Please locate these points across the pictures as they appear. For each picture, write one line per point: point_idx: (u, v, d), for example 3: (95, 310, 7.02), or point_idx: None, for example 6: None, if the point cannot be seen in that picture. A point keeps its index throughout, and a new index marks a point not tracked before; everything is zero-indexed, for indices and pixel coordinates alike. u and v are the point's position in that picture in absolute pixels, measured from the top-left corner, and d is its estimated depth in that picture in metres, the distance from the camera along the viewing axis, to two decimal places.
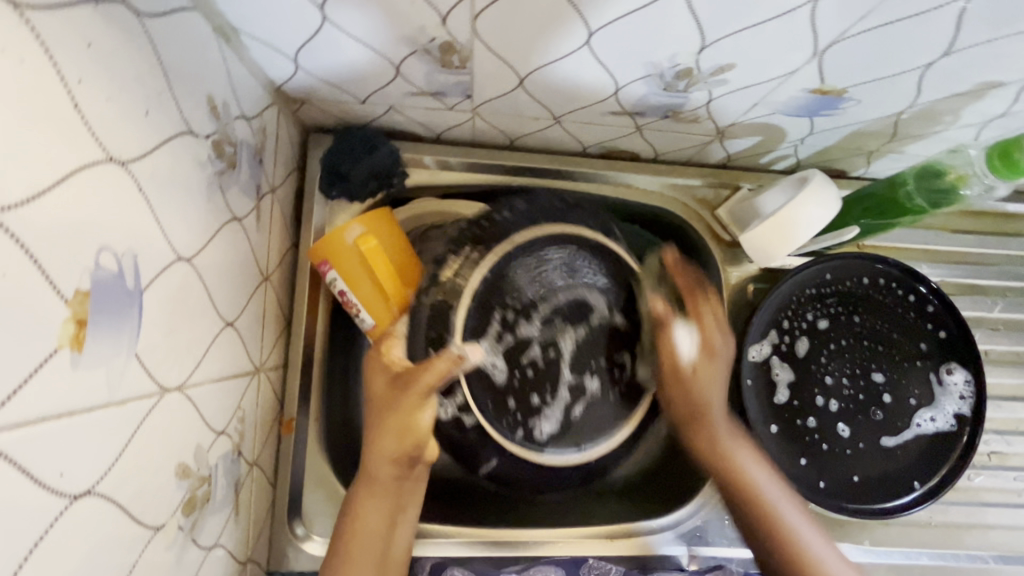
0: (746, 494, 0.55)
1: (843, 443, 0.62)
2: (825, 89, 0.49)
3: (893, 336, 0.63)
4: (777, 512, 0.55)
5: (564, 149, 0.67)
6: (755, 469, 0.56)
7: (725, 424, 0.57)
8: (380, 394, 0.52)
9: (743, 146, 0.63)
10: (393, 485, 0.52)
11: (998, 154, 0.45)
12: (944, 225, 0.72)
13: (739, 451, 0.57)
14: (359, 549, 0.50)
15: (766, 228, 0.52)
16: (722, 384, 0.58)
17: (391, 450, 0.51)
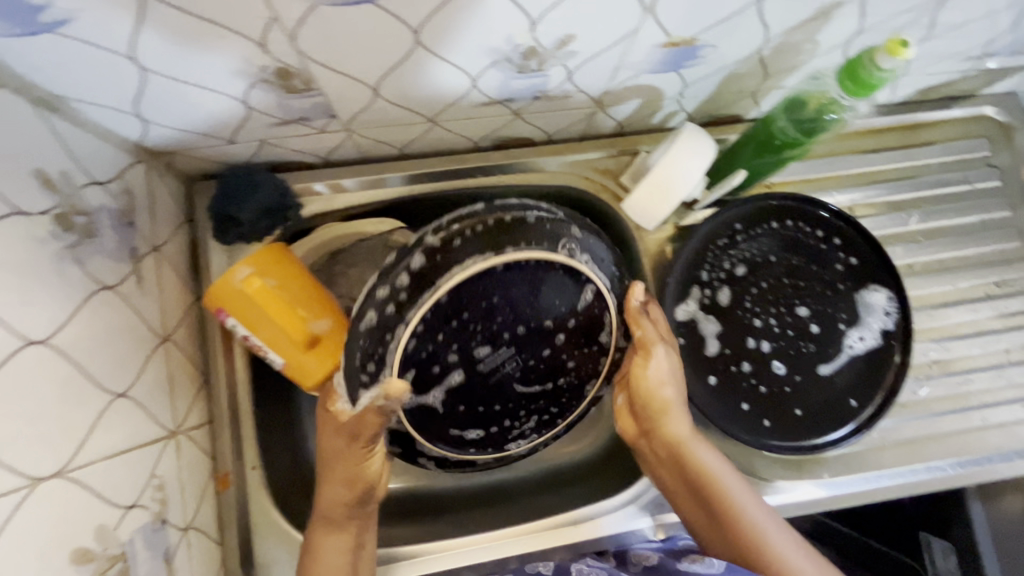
0: (704, 489, 0.56)
1: (782, 380, 0.62)
2: (675, 41, 0.48)
3: (810, 269, 0.63)
4: (722, 494, 0.56)
5: (456, 148, 0.66)
6: (719, 468, 0.57)
7: (688, 428, 0.57)
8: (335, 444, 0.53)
9: (628, 110, 0.62)
10: (348, 513, 0.55)
11: (848, 72, 0.44)
12: (846, 150, 0.72)
13: (700, 452, 0.57)
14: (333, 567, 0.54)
15: (647, 189, 0.50)
16: (681, 413, 0.57)
17: (338, 499, 0.54)
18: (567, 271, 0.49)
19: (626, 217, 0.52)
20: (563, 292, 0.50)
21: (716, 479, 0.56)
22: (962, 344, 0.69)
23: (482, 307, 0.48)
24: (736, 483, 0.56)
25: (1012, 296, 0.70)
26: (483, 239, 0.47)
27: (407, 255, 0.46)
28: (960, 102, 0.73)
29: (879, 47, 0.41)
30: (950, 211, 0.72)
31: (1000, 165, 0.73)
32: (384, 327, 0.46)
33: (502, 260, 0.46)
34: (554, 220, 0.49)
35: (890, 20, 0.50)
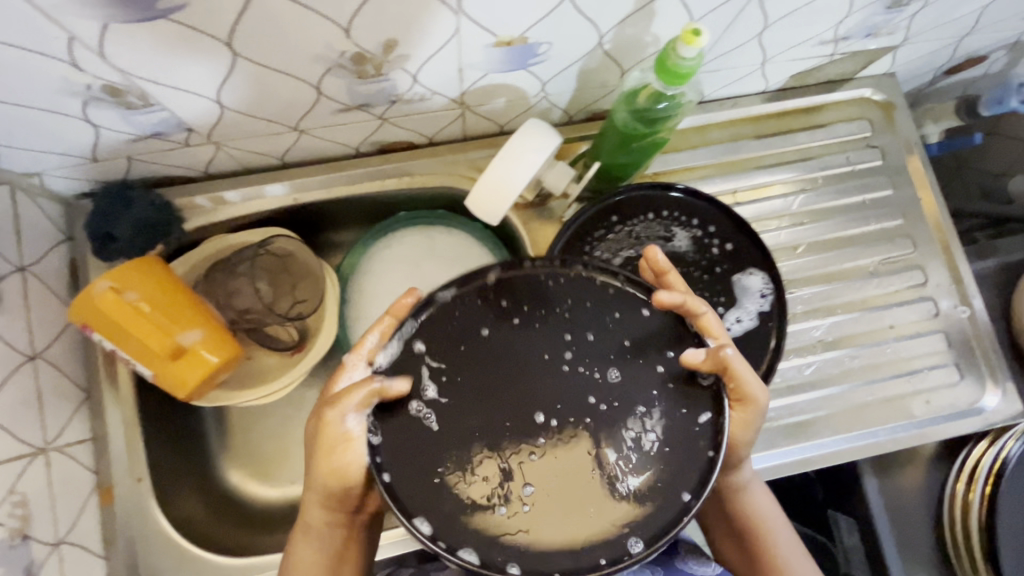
0: (754, 536, 0.57)
1: None
2: (506, 39, 0.49)
3: (686, 257, 0.65)
4: (769, 544, 0.56)
5: (337, 154, 0.67)
6: (762, 510, 0.57)
7: (748, 474, 0.56)
8: (335, 469, 0.48)
9: (499, 109, 0.64)
10: (323, 529, 0.52)
11: (660, 65, 0.46)
12: (728, 138, 0.74)
13: (752, 494, 0.57)
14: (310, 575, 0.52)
15: (489, 181, 0.50)
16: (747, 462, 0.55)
17: (317, 511, 0.51)
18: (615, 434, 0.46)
19: (472, 212, 0.52)
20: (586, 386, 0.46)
21: (769, 530, 0.56)
22: (848, 322, 0.70)
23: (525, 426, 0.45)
24: (778, 526, 0.57)
25: (896, 272, 0.72)
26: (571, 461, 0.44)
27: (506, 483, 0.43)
28: (839, 85, 0.75)
29: (676, 39, 0.42)
30: (833, 192, 0.74)
31: (881, 145, 0.75)
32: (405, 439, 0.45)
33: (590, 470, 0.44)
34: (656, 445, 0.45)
35: (720, 10, 0.51)
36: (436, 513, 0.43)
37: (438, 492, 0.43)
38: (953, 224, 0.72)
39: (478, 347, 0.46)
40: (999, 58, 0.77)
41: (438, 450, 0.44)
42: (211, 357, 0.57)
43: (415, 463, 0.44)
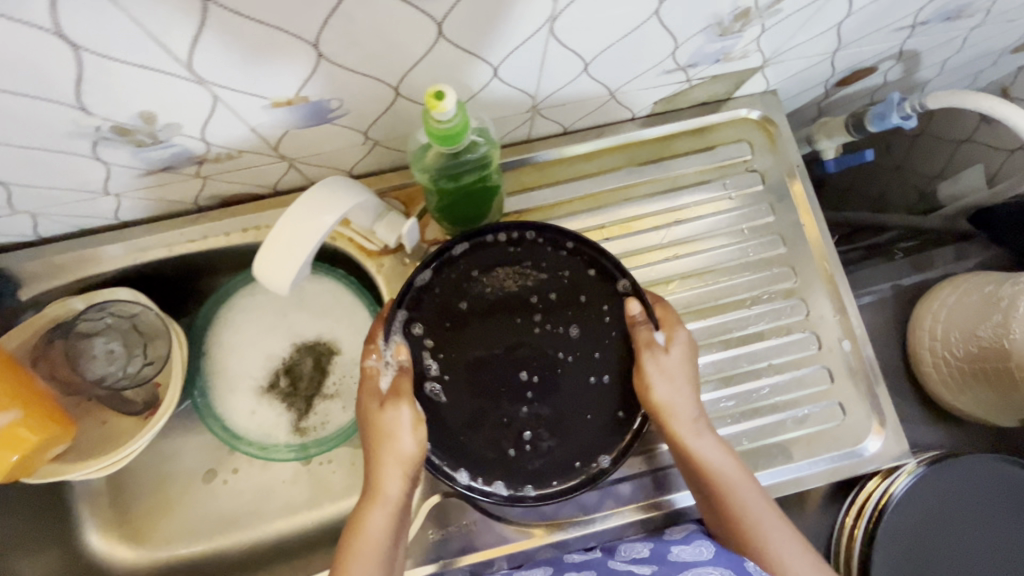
0: (717, 492, 0.58)
1: (566, 405, 0.60)
2: (282, 100, 0.46)
3: (581, 297, 0.61)
4: (729, 498, 0.58)
5: (178, 210, 0.64)
6: (718, 463, 0.59)
7: (685, 427, 0.59)
8: (395, 456, 0.56)
9: (334, 159, 0.60)
10: (399, 504, 0.57)
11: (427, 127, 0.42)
12: (599, 168, 0.70)
13: (697, 448, 0.59)
14: (372, 555, 0.55)
15: (276, 250, 0.47)
16: (684, 412, 0.58)
17: (395, 464, 0.56)
18: (575, 390, 0.61)
19: (265, 286, 0.48)
20: (556, 344, 0.61)
21: (730, 485, 0.58)
22: (728, 362, 0.66)
23: (528, 384, 0.60)
24: (733, 478, 0.58)
25: (778, 306, 0.68)
26: (551, 404, 0.60)
27: (514, 427, 0.60)
28: (718, 107, 0.70)
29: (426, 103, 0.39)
30: (710, 222, 0.70)
31: (761, 169, 0.71)
32: (437, 408, 0.60)
33: (567, 417, 0.60)
34: (611, 392, 0.61)
35: (515, 52, 0.47)
36: (468, 462, 0.59)
37: (466, 444, 0.60)
38: (837, 253, 0.68)
39: (466, 323, 0.61)
40: (890, 68, 0.72)
41: (458, 413, 0.60)
42: (27, 437, 0.55)
43: (442, 421, 0.60)
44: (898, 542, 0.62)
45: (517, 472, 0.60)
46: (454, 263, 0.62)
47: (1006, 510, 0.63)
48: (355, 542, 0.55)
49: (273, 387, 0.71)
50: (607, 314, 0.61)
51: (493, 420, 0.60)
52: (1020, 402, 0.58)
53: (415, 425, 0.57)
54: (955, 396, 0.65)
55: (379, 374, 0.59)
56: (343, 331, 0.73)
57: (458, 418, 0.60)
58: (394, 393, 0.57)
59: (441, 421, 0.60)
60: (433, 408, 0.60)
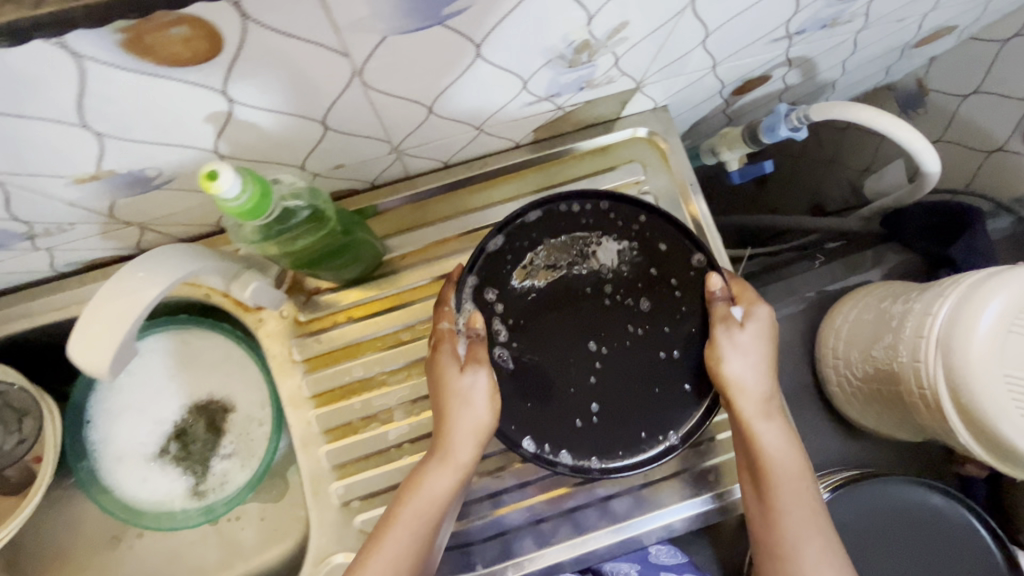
0: (769, 478, 0.53)
1: (632, 379, 0.58)
2: (86, 175, 0.43)
3: (653, 271, 0.59)
4: (771, 486, 0.53)
5: (38, 279, 0.61)
6: (782, 450, 0.54)
7: (753, 405, 0.54)
8: (465, 421, 0.53)
9: (190, 218, 0.57)
10: (446, 488, 0.53)
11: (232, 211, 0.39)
12: (489, 200, 0.67)
13: (760, 433, 0.54)
14: (426, 519, 0.52)
15: (92, 331, 0.44)
16: (752, 386, 0.54)
17: (464, 429, 0.53)
18: (642, 362, 0.58)
19: (88, 371, 0.45)
20: (626, 316, 0.58)
21: (788, 472, 0.53)
22: None
23: (600, 356, 0.58)
24: (793, 472, 0.53)
25: None
26: (616, 378, 0.57)
27: (581, 400, 0.57)
28: (609, 127, 0.68)
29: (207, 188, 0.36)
30: None
31: (656, 189, 0.68)
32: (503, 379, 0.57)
33: (632, 392, 0.57)
34: (677, 369, 0.58)
35: (337, 105, 0.44)
36: (535, 434, 0.56)
37: (534, 415, 0.56)
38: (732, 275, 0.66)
39: (538, 293, 0.58)
40: (785, 74, 0.69)
41: (526, 385, 0.57)
42: None
43: (512, 392, 0.56)
44: None
45: (583, 444, 0.56)
46: (516, 233, 0.59)
47: (896, 538, 0.60)
48: (405, 505, 0.52)
49: (163, 452, 0.68)
50: (677, 289, 0.59)
51: (558, 397, 0.57)
52: (915, 424, 0.56)
53: (489, 393, 0.54)
54: (859, 415, 0.63)
55: (450, 339, 0.55)
56: (236, 388, 0.70)
57: (521, 390, 0.57)
58: (467, 358, 0.54)
59: (510, 392, 0.56)
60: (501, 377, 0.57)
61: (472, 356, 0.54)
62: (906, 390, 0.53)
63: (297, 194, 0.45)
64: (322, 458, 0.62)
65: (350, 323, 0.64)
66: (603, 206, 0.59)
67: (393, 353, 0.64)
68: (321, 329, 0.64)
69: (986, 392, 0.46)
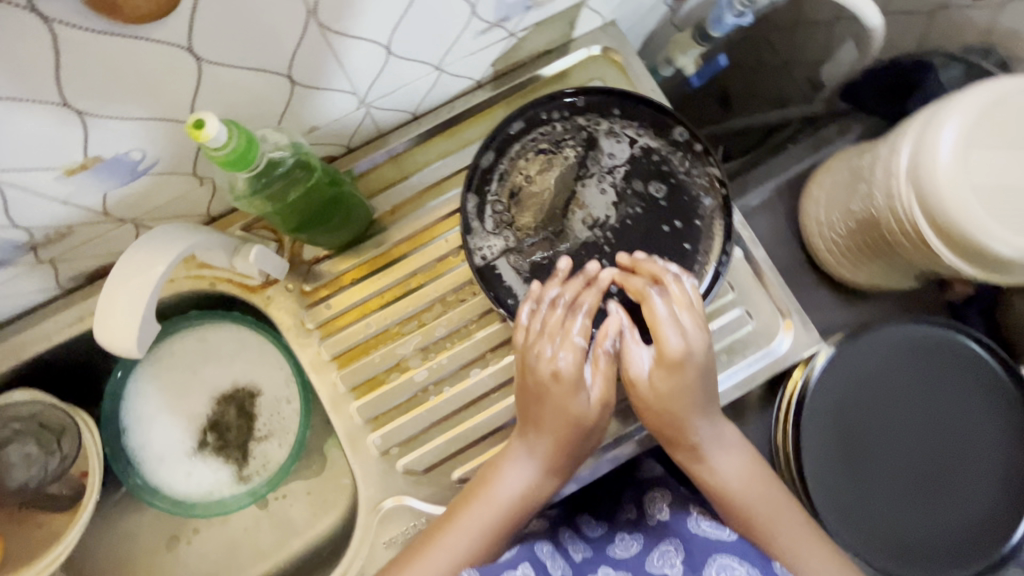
0: (724, 504, 0.57)
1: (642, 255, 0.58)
2: (74, 166, 0.45)
3: (639, 152, 0.60)
4: (731, 510, 0.56)
5: (51, 298, 0.63)
6: (724, 479, 0.57)
7: (682, 444, 0.57)
8: (574, 445, 0.57)
9: (184, 207, 0.59)
10: (543, 498, 0.58)
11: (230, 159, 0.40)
12: (465, 142, 0.69)
13: (699, 464, 0.57)
14: (503, 516, 0.56)
15: (111, 313, 0.46)
16: (689, 420, 0.56)
17: (570, 450, 0.57)
18: (650, 237, 0.59)
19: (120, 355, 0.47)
20: (626, 198, 0.59)
21: (739, 496, 0.56)
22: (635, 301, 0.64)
23: (608, 240, 0.59)
24: (743, 489, 0.56)
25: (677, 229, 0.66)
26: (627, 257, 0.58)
27: (599, 283, 0.58)
28: (564, 50, 0.69)
29: (204, 141, 0.37)
30: None
31: None
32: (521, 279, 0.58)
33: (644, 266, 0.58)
34: (679, 235, 0.58)
35: (298, 53, 0.46)
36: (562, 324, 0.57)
37: None
38: None
39: (537, 195, 0.59)
40: None
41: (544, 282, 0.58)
42: None
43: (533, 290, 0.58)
44: (826, 420, 0.62)
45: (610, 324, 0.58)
46: (502, 145, 0.60)
47: (876, 381, 0.62)
48: (490, 496, 0.56)
49: (202, 445, 0.70)
50: (666, 163, 0.60)
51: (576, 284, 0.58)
52: (902, 264, 0.59)
53: (604, 420, 0.57)
54: (852, 273, 0.66)
55: (579, 362, 0.55)
56: (259, 372, 0.72)
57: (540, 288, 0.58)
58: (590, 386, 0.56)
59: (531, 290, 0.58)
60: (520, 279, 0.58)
61: (594, 384, 0.56)
62: (888, 228, 0.55)
63: (269, 173, 0.47)
64: (353, 414, 0.64)
65: (356, 283, 0.66)
66: (579, 102, 0.60)
67: (401, 304, 0.66)
68: (329, 295, 0.66)
69: (960, 204, 0.48)
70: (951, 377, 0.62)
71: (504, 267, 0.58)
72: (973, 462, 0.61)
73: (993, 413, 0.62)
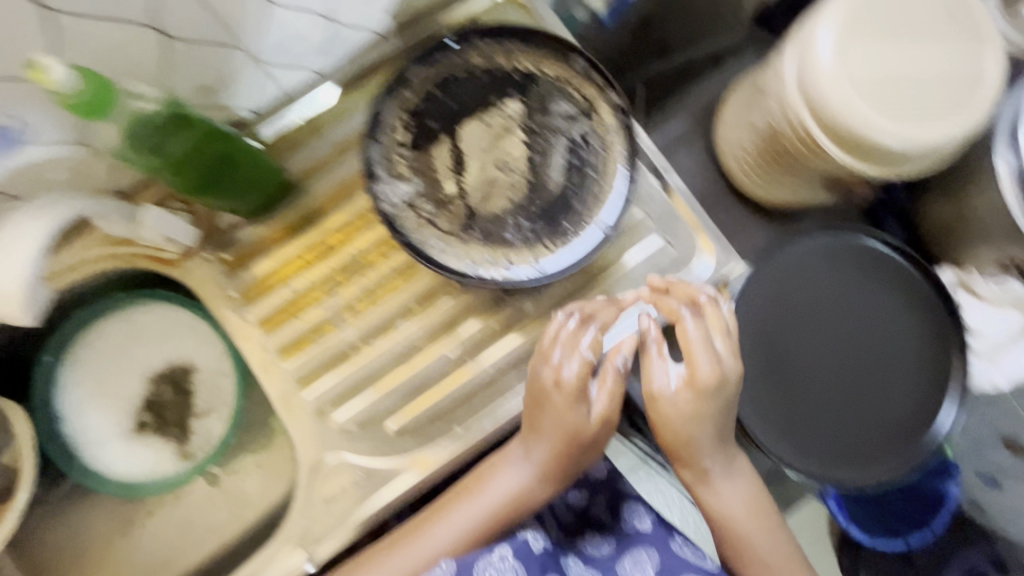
0: (722, 529, 0.62)
1: (550, 188, 0.58)
2: None
3: (540, 87, 0.59)
4: (725, 531, 0.62)
5: None
6: (725, 505, 0.61)
7: (696, 468, 0.61)
8: (574, 453, 0.60)
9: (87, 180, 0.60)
10: (538, 500, 0.63)
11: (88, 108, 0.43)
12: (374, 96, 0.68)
13: (706, 488, 0.61)
14: (492, 513, 0.61)
15: None
16: (704, 447, 0.59)
17: (569, 458, 0.61)
18: (557, 169, 0.58)
19: None
20: (530, 134, 0.59)
21: (738, 521, 0.61)
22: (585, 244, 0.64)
23: (515, 177, 0.59)
24: (745, 518, 0.61)
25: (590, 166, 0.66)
26: (535, 192, 0.58)
27: (510, 220, 0.58)
28: None
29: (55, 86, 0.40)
30: None
31: None
32: (431, 223, 0.58)
33: (553, 200, 0.58)
34: (585, 165, 0.58)
35: None
36: (475, 263, 0.58)
37: (470, 246, 0.58)
38: None
39: (441, 138, 0.59)
40: None
41: (455, 224, 0.58)
42: None
43: (445, 232, 0.58)
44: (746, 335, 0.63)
45: (522, 258, 0.58)
46: (401, 92, 0.59)
47: (793, 293, 0.64)
48: (482, 491, 0.62)
49: (141, 426, 0.70)
50: (569, 96, 0.59)
51: (486, 223, 0.58)
52: (807, 173, 0.59)
53: (604, 435, 0.61)
54: (766, 192, 0.67)
55: (584, 374, 0.58)
56: (192, 348, 0.71)
57: (451, 230, 0.58)
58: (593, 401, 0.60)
59: (443, 232, 0.58)
60: (430, 222, 0.58)
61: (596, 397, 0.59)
62: (786, 136, 0.56)
63: (138, 129, 0.50)
64: (284, 376, 0.64)
65: (276, 248, 0.66)
66: (475, 41, 0.59)
67: (323, 264, 0.66)
68: (250, 262, 0.66)
69: (836, 95, 0.49)
70: (863, 282, 0.64)
71: (414, 213, 0.58)
72: (889, 362, 0.63)
73: (907, 312, 0.63)
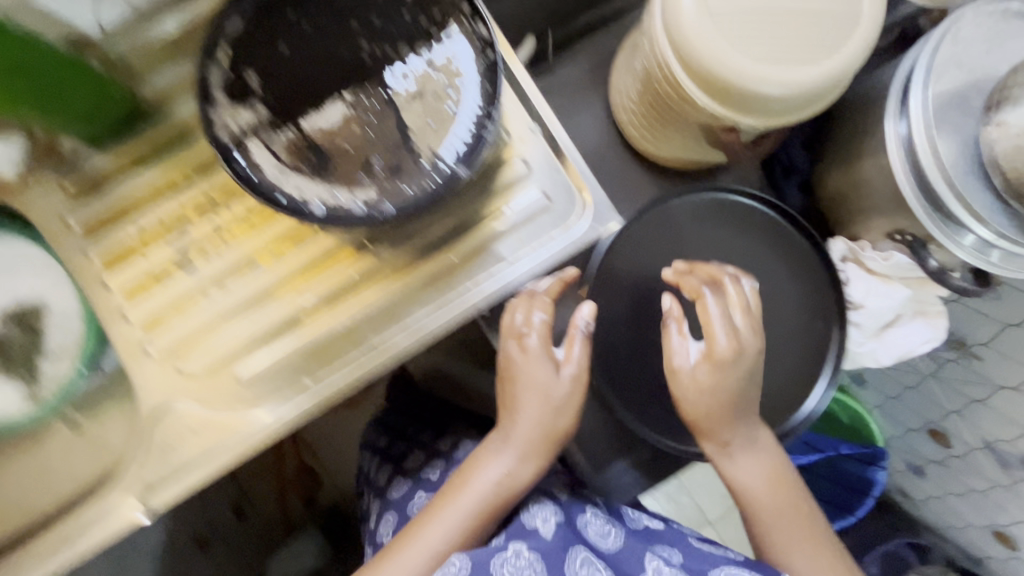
0: (756, 519, 0.62)
1: (406, 122, 0.54)
2: None
3: (403, 14, 0.54)
4: (753, 518, 0.62)
5: None
6: (746, 482, 0.61)
7: (715, 445, 0.60)
8: (546, 424, 0.61)
9: None
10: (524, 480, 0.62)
11: None
12: None
13: (729, 466, 0.61)
14: (482, 503, 0.61)
15: None
16: (722, 423, 0.58)
17: (547, 428, 0.61)
18: (415, 102, 0.54)
19: None
20: (388, 64, 0.54)
21: (764, 506, 0.61)
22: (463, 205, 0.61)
23: (369, 109, 0.54)
24: (766, 493, 0.61)
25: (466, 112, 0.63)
26: (390, 126, 0.54)
27: (361, 154, 0.53)
28: None
29: None
30: None
31: None
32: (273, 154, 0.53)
33: (408, 134, 0.53)
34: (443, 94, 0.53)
35: None
36: (316, 197, 0.52)
37: (313, 179, 0.53)
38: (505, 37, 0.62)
39: (291, 64, 0.54)
40: None
41: (300, 156, 0.54)
42: None
43: (288, 164, 0.53)
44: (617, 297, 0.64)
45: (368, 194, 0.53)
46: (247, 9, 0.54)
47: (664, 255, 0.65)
48: (471, 483, 0.62)
49: None
50: (431, 23, 0.54)
51: (335, 155, 0.53)
52: (687, 123, 0.55)
53: (574, 397, 0.61)
54: (657, 147, 0.63)
55: (544, 341, 0.60)
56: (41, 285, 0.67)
57: (296, 161, 0.53)
58: (562, 362, 0.61)
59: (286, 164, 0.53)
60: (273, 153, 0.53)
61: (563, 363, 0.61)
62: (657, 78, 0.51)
63: None
64: (126, 317, 0.60)
65: (126, 180, 0.62)
66: None
67: (175, 200, 0.61)
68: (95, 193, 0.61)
69: (694, 28, 0.45)
70: (734, 244, 0.65)
71: (255, 142, 0.53)
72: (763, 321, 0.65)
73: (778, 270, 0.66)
